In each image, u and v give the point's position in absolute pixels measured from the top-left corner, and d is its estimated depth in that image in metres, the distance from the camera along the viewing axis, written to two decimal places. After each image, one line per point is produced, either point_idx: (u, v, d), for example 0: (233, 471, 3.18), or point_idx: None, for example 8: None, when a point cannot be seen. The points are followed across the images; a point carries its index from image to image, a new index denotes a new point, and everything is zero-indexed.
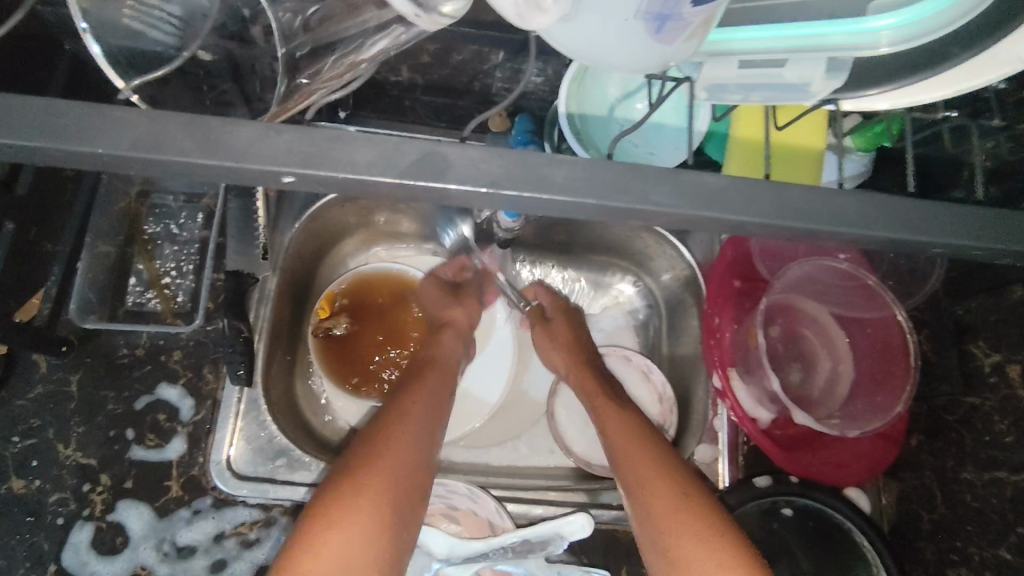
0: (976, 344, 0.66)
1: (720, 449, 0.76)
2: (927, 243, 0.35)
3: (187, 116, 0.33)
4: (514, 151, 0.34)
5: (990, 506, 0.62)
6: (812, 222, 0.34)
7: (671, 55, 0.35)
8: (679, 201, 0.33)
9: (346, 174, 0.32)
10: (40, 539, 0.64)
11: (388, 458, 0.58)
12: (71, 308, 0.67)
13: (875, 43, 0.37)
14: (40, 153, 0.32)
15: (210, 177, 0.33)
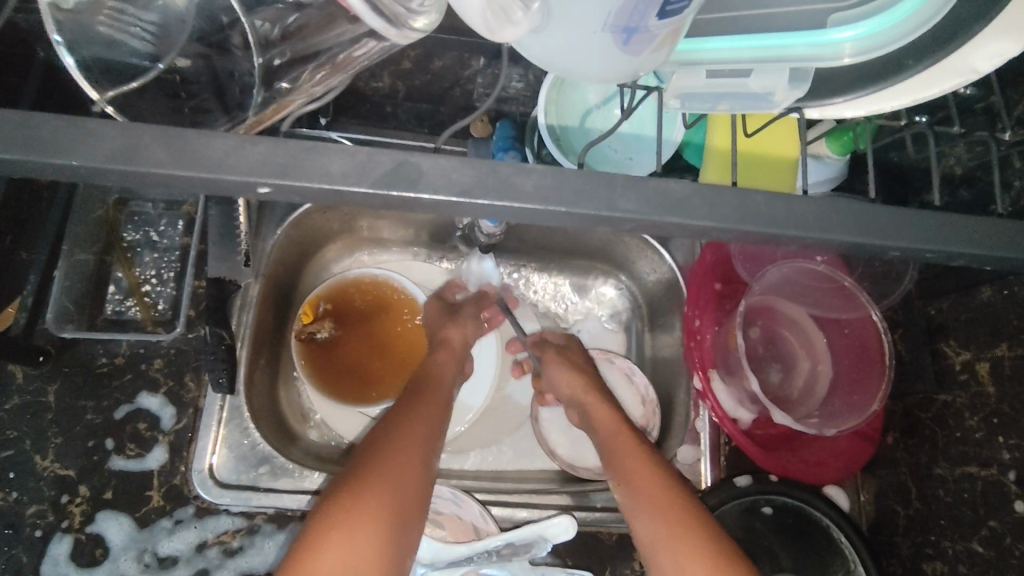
0: (947, 342, 0.67)
1: (702, 449, 0.77)
2: (889, 247, 0.36)
3: (162, 127, 0.33)
4: (488, 161, 0.34)
5: (961, 500, 0.64)
6: (778, 228, 0.35)
7: (638, 66, 0.36)
8: (647, 208, 0.34)
9: (322, 185, 0.33)
10: (18, 552, 0.63)
11: (391, 466, 0.58)
12: (49, 317, 0.67)
13: (837, 53, 0.38)
14: (14, 165, 0.32)
15: (186, 188, 0.33)
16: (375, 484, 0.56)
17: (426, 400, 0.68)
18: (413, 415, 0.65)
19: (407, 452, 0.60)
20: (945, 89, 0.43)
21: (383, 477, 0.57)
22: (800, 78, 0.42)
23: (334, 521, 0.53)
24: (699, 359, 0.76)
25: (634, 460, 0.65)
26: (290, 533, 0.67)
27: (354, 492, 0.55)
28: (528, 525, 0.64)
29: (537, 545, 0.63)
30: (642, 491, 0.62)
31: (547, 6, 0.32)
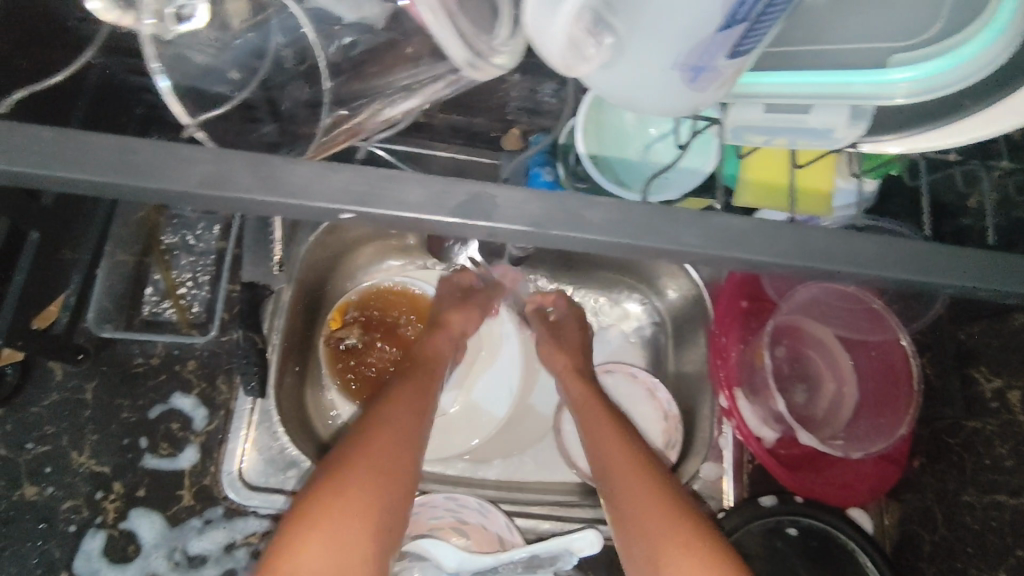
0: (977, 369, 0.67)
1: (725, 467, 0.78)
2: (940, 285, 0.36)
3: (251, 155, 0.35)
4: (555, 194, 0.36)
5: (989, 528, 0.63)
6: (832, 263, 0.35)
7: (702, 101, 0.37)
8: (704, 240, 0.35)
9: (398, 212, 0.34)
10: (52, 546, 0.65)
11: (377, 455, 0.59)
12: (90, 317, 0.70)
13: (892, 92, 0.39)
14: (106, 185, 0.34)
15: (261, 210, 0.35)
16: (361, 476, 0.57)
17: (418, 388, 0.69)
18: (396, 408, 0.65)
19: (394, 444, 0.61)
20: (1000, 128, 0.43)
21: (368, 466, 0.58)
22: (860, 115, 0.43)
23: (317, 513, 0.54)
24: (724, 378, 0.75)
25: (620, 453, 0.66)
26: None
27: (334, 485, 0.56)
28: (554, 537, 0.63)
29: (563, 558, 0.62)
30: (623, 486, 0.62)
31: (619, 42, 0.33)
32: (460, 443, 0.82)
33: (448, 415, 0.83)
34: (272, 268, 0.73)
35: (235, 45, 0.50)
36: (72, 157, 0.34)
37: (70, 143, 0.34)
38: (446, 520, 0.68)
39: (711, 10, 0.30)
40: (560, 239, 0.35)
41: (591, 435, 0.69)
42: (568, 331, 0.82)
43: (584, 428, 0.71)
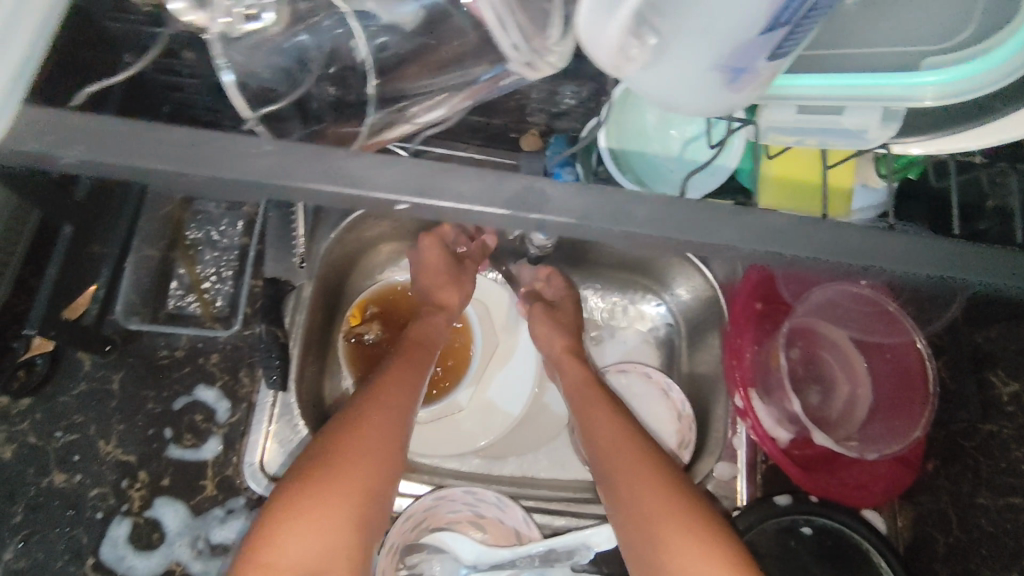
0: (994, 373, 0.67)
1: (739, 467, 0.78)
2: (965, 280, 0.39)
3: (312, 148, 0.37)
4: (605, 188, 0.38)
5: (1004, 531, 0.64)
6: (861, 258, 0.38)
7: (737, 102, 0.39)
8: (742, 236, 0.37)
9: (453, 204, 0.36)
10: (79, 533, 0.66)
11: (367, 444, 0.60)
12: (118, 309, 0.70)
13: (920, 95, 0.39)
14: (173, 174, 0.36)
15: (313, 198, 0.37)
16: (350, 465, 0.58)
17: (410, 375, 0.69)
18: (385, 393, 0.65)
19: (384, 432, 0.61)
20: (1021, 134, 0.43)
21: (358, 455, 0.58)
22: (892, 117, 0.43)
23: (304, 500, 0.55)
24: (740, 379, 0.76)
25: (623, 442, 0.66)
26: None
27: (322, 472, 0.57)
28: (571, 532, 0.63)
29: (580, 552, 0.63)
30: (628, 473, 0.62)
31: (663, 44, 0.35)
32: (471, 439, 0.83)
33: (463, 412, 0.84)
34: (294, 262, 0.74)
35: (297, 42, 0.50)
36: (143, 149, 0.36)
37: (139, 137, 0.36)
38: (463, 514, 0.68)
39: (755, 16, 0.31)
40: (601, 230, 0.37)
41: (593, 424, 0.69)
42: (563, 310, 0.84)
43: (584, 420, 0.71)
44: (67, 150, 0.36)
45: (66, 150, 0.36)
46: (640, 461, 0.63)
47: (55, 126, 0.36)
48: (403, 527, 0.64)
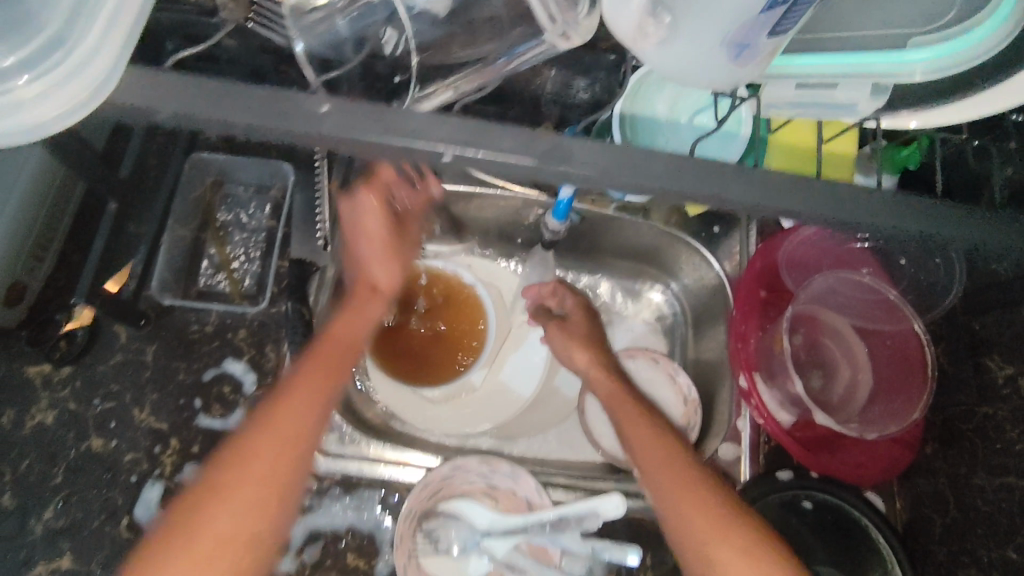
0: (990, 358, 0.70)
1: (743, 448, 0.81)
2: (956, 234, 0.43)
3: (372, 107, 0.38)
4: (625, 146, 0.39)
5: (998, 509, 0.66)
6: (856, 216, 0.41)
7: (744, 76, 0.42)
8: (749, 195, 0.39)
9: (494, 157, 0.37)
10: (115, 494, 0.69)
11: (254, 463, 0.53)
12: (154, 284, 0.75)
13: (912, 71, 0.43)
14: (257, 128, 0.37)
15: (373, 150, 0.38)
16: (233, 487, 0.52)
17: (319, 367, 0.60)
18: (266, 431, 0.55)
19: (279, 446, 0.54)
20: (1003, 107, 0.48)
21: (241, 476, 0.53)
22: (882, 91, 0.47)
23: (183, 530, 0.51)
24: (744, 360, 0.79)
25: (655, 441, 0.68)
26: (357, 496, 0.73)
27: (203, 494, 0.52)
28: (580, 500, 0.66)
29: (590, 520, 0.65)
30: (664, 474, 0.64)
31: (675, 22, 0.39)
32: (483, 419, 0.85)
33: (475, 394, 0.86)
34: (317, 245, 0.76)
35: (336, 27, 0.55)
36: (211, 97, 0.37)
37: (201, 91, 0.37)
38: (478, 484, 0.71)
39: None
40: (624, 184, 0.38)
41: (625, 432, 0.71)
42: (575, 321, 0.84)
43: (618, 426, 0.72)
44: (160, 105, 0.37)
45: (163, 104, 0.37)
46: (675, 463, 0.65)
47: (145, 83, 0.37)
48: (421, 494, 0.69)
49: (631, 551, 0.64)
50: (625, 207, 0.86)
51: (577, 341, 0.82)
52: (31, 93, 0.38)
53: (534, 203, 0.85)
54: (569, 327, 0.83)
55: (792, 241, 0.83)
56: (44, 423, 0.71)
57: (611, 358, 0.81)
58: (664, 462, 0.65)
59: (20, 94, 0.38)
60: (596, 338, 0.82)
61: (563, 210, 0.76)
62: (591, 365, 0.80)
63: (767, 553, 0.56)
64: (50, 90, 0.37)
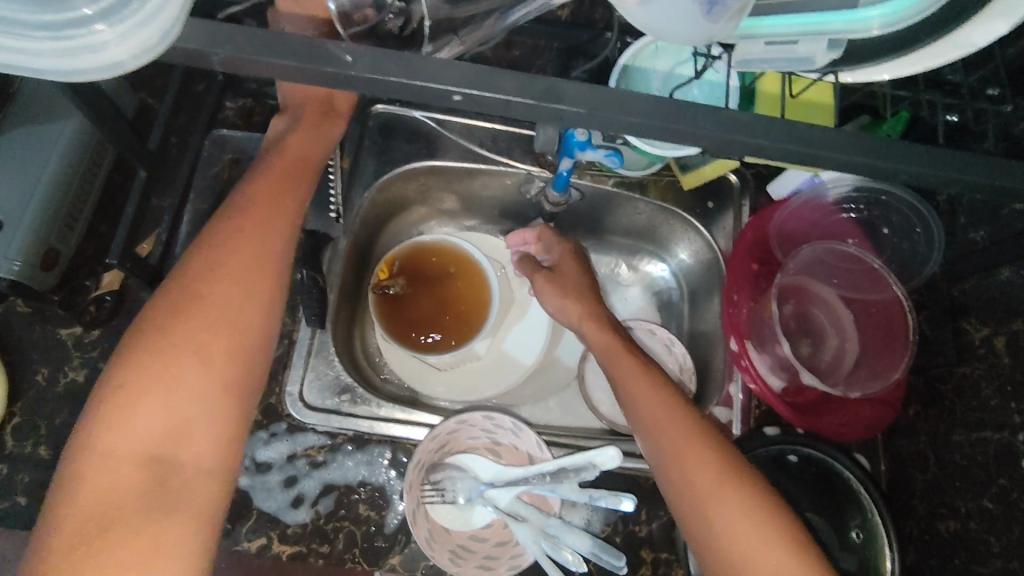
0: (969, 321, 0.74)
1: (734, 412, 0.85)
2: (933, 178, 0.45)
3: (392, 52, 0.42)
4: (611, 88, 0.42)
5: (975, 462, 0.69)
6: (834, 153, 0.43)
7: (716, 32, 0.45)
8: (721, 127, 0.43)
9: (498, 96, 0.41)
10: None
11: (217, 291, 0.59)
12: (179, 252, 0.80)
13: (867, 27, 0.46)
14: (287, 67, 0.41)
15: (391, 90, 0.42)
16: (198, 313, 0.57)
17: (270, 199, 0.64)
18: (215, 267, 0.59)
19: (215, 284, 0.59)
20: (951, 58, 0.54)
21: (217, 310, 0.58)
22: (837, 44, 0.49)
23: (161, 358, 0.55)
24: (734, 326, 0.82)
25: (656, 397, 0.70)
26: (367, 453, 0.77)
27: (181, 316, 0.57)
28: (578, 452, 0.67)
29: (587, 470, 0.66)
30: (667, 433, 0.67)
31: None
32: (488, 386, 0.90)
33: (479, 361, 0.91)
34: (331, 217, 0.83)
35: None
36: (238, 41, 0.40)
37: (235, 35, 0.41)
38: (482, 441, 0.77)
39: None
40: (609, 121, 0.42)
41: (626, 387, 0.73)
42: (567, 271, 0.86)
43: (618, 380, 0.74)
44: (214, 50, 0.40)
45: (217, 48, 0.40)
46: (677, 423, 0.67)
47: (201, 28, 0.41)
48: (429, 446, 0.73)
49: (627, 499, 0.65)
50: (622, 182, 0.90)
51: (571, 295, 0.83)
52: (108, 37, 0.40)
53: (535, 178, 0.89)
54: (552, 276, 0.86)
55: (784, 214, 0.86)
56: (77, 381, 0.75)
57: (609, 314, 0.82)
58: (666, 421, 0.68)
59: (99, 38, 0.40)
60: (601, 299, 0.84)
61: (563, 181, 0.80)
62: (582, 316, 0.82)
63: (762, 508, 0.61)
64: (123, 35, 0.40)
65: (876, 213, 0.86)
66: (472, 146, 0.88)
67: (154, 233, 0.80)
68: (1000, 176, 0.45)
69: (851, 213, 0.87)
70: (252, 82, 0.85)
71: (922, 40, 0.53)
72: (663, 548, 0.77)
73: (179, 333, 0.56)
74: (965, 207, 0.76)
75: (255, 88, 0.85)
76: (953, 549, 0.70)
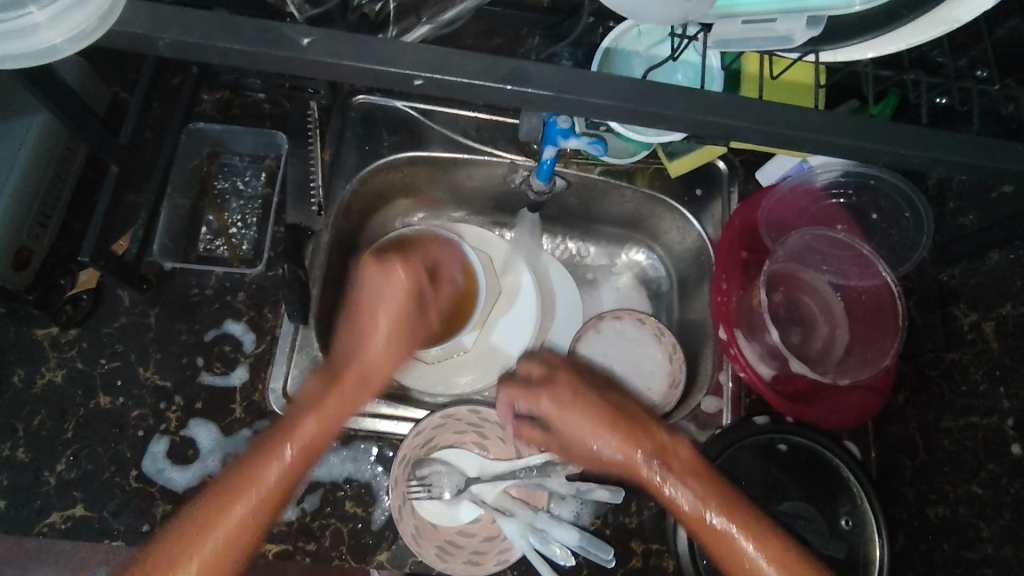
0: (958, 306, 0.73)
1: (724, 400, 0.85)
2: (920, 157, 0.43)
3: (351, 35, 0.40)
4: (579, 69, 0.41)
5: (965, 448, 0.69)
6: (815, 132, 0.42)
7: (689, 10, 0.45)
8: (695, 108, 0.41)
9: (461, 79, 0.40)
10: (123, 447, 0.73)
11: (236, 503, 0.63)
12: (155, 248, 0.78)
13: (850, 3, 0.45)
14: (243, 52, 0.39)
15: (351, 74, 0.41)
16: (203, 532, 0.62)
17: (336, 397, 0.69)
18: (246, 476, 0.64)
19: (229, 500, 0.63)
20: (933, 35, 0.53)
21: (221, 528, 0.62)
22: (816, 22, 0.48)
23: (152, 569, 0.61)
24: (724, 315, 0.81)
25: (720, 544, 0.62)
26: (353, 449, 0.76)
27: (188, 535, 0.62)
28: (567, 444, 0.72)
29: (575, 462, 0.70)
30: (733, 557, 0.62)
31: None
32: (477, 378, 0.89)
33: (467, 353, 0.89)
34: (313, 211, 0.81)
35: None
36: (190, 24, 0.39)
37: (185, 17, 0.39)
38: (469, 434, 0.76)
39: None
40: (577, 104, 0.41)
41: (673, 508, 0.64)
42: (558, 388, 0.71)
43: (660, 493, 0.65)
44: (160, 34, 0.38)
45: (163, 32, 0.39)
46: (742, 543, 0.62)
47: (146, 10, 0.39)
48: (414, 442, 0.72)
49: (616, 489, 0.70)
50: (609, 170, 0.89)
51: (580, 435, 0.69)
52: (40, 19, 0.40)
53: (520, 168, 0.87)
54: (559, 406, 0.70)
55: (773, 200, 0.85)
56: (54, 381, 0.74)
57: (629, 415, 0.70)
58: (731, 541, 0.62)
59: (31, 20, 0.40)
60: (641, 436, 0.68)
61: (546, 170, 0.78)
62: (595, 442, 0.68)
63: None
64: (57, 16, 0.40)
65: (865, 199, 0.84)
66: (455, 136, 0.87)
67: (130, 229, 0.78)
68: (987, 155, 0.44)
69: (840, 198, 0.85)
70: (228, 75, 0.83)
71: (904, 16, 0.53)
72: (654, 540, 0.76)
73: (188, 541, 0.62)
74: (953, 191, 0.76)
75: (230, 80, 0.83)
76: (942, 535, 0.70)
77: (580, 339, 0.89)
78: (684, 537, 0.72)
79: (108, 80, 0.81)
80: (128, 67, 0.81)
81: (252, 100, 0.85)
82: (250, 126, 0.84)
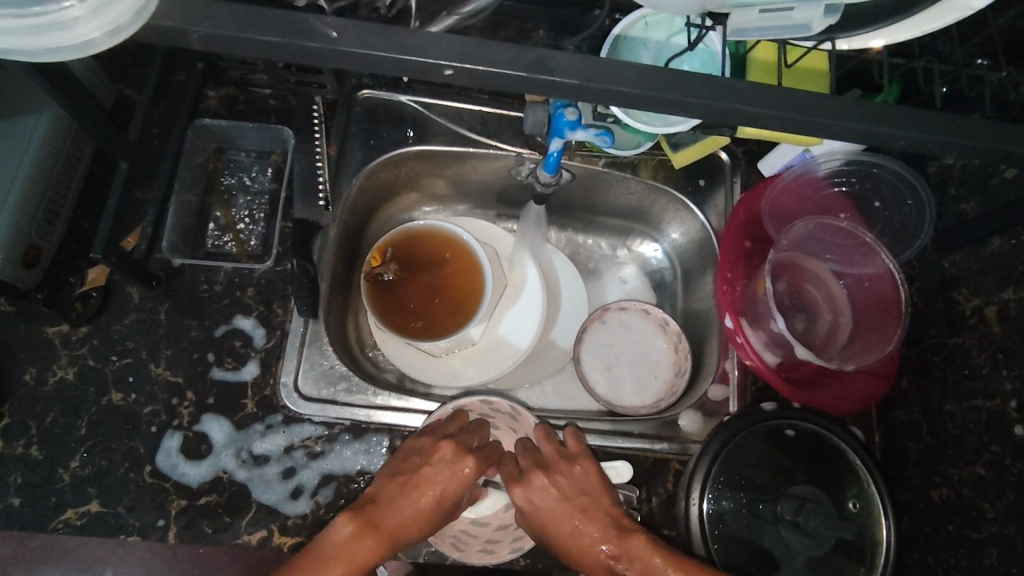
0: (960, 291, 0.74)
1: (731, 389, 0.84)
2: (931, 141, 0.44)
3: (377, 26, 0.41)
4: (604, 58, 0.42)
5: (968, 430, 0.70)
6: (828, 118, 0.43)
7: None
8: (714, 96, 0.42)
9: (488, 69, 0.41)
10: (137, 443, 0.73)
11: None
12: (164, 245, 0.78)
13: None
14: (270, 44, 0.40)
15: (376, 66, 0.41)
16: None
17: (354, 549, 0.59)
18: None
19: None
20: (946, 21, 0.55)
21: None
22: (832, 10, 0.49)
23: None
24: (729, 304, 0.81)
25: None
26: (364, 442, 0.76)
27: None
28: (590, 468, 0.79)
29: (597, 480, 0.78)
30: None
31: None
32: (485, 371, 0.90)
33: (474, 346, 0.90)
34: (320, 206, 0.81)
35: None
36: (219, 17, 0.39)
37: (215, 11, 0.39)
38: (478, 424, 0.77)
39: None
40: (602, 92, 0.42)
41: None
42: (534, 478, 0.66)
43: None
44: (192, 27, 0.39)
45: (196, 25, 0.39)
46: None
47: (177, 4, 0.39)
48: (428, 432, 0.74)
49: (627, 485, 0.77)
50: (614, 162, 0.89)
51: (559, 533, 0.63)
52: (79, 13, 0.39)
53: (526, 160, 0.88)
54: (537, 501, 0.65)
55: (775, 191, 0.86)
56: (66, 379, 0.74)
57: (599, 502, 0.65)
58: None
59: (69, 14, 0.39)
60: (612, 536, 0.62)
61: (553, 163, 0.77)
62: (578, 538, 0.63)
63: None
64: (95, 10, 0.39)
65: (868, 187, 0.85)
66: (459, 129, 0.87)
67: (138, 226, 0.78)
68: (993, 140, 0.45)
69: (842, 186, 0.86)
70: (234, 70, 0.83)
71: (912, 7, 0.54)
72: (665, 526, 0.77)
73: None
74: (955, 178, 0.76)
75: (236, 76, 0.83)
76: (948, 517, 0.71)
77: (585, 330, 0.91)
78: (696, 522, 0.73)
79: (114, 77, 0.81)
80: (134, 64, 0.81)
81: (258, 96, 0.85)
82: (255, 122, 0.84)
